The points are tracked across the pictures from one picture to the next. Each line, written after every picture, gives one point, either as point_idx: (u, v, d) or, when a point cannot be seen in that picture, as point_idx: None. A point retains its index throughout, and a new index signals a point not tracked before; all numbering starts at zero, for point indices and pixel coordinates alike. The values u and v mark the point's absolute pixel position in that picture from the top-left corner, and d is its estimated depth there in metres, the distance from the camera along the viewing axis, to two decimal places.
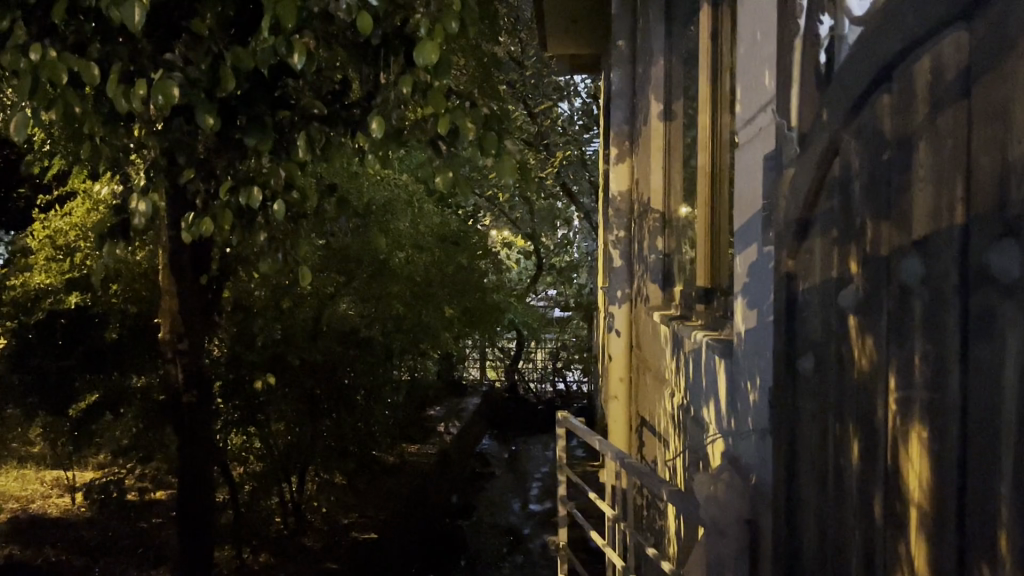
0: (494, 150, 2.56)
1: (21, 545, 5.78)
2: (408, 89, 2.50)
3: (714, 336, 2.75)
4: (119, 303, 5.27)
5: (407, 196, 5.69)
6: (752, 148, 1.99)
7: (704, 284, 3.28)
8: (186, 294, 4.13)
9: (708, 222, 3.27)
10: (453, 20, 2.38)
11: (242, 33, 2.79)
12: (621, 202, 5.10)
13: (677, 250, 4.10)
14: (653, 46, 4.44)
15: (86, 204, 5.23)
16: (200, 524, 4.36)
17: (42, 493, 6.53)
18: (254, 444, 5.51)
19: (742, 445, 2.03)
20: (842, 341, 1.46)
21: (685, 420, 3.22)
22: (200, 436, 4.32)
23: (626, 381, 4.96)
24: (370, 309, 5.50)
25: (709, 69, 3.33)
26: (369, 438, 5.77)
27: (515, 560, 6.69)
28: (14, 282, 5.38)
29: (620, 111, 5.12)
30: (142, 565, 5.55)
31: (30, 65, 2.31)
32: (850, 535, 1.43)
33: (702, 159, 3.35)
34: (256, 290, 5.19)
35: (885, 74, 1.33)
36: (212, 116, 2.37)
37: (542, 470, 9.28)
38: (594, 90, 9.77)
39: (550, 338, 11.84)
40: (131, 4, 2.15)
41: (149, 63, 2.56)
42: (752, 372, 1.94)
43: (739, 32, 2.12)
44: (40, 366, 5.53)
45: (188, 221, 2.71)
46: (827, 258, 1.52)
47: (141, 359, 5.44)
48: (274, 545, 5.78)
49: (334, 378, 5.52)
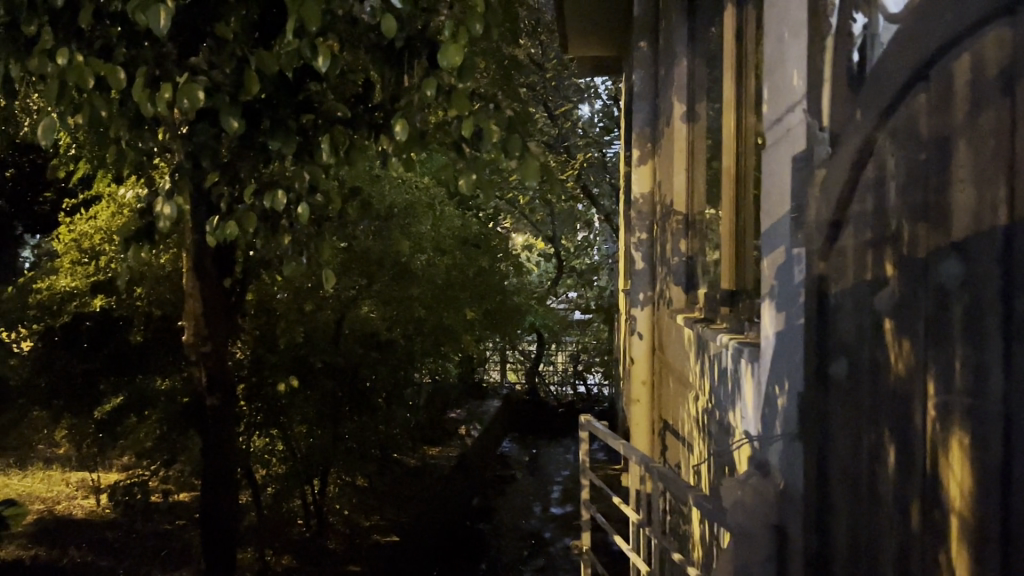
0: (518, 152, 2.54)
1: (48, 544, 5.79)
2: (432, 91, 2.49)
3: (741, 340, 2.73)
4: (144, 306, 5.34)
5: (429, 200, 5.66)
6: (780, 150, 1.97)
7: (729, 287, 3.27)
8: (210, 296, 4.13)
9: (733, 223, 3.24)
10: (477, 22, 2.37)
11: (267, 38, 2.79)
12: (643, 204, 5.05)
13: (701, 252, 4.09)
14: (676, 49, 4.42)
15: (111, 208, 5.23)
16: (226, 523, 4.39)
17: (66, 496, 6.59)
18: (278, 446, 5.46)
19: (771, 450, 2.00)
20: (876, 347, 1.44)
21: (711, 423, 3.18)
22: (224, 438, 4.33)
23: (649, 384, 4.92)
24: (392, 311, 5.55)
25: (733, 73, 3.33)
26: (392, 440, 5.77)
27: (537, 564, 6.66)
28: (40, 286, 5.44)
29: (642, 112, 5.06)
30: (167, 565, 5.45)
31: (57, 70, 2.32)
32: (885, 541, 1.40)
33: (727, 159, 3.32)
34: (279, 292, 5.20)
35: (920, 75, 1.30)
36: (236, 120, 2.37)
37: (563, 473, 9.26)
38: (614, 92, 9.78)
39: (570, 341, 11.64)
40: (155, 9, 2.15)
41: (174, 67, 2.57)
42: (782, 375, 1.91)
43: (767, 33, 2.11)
44: (65, 368, 5.60)
45: (213, 224, 2.71)
46: (860, 260, 1.50)
47: (165, 362, 5.47)
48: (296, 549, 5.79)
49: (355, 381, 5.50)
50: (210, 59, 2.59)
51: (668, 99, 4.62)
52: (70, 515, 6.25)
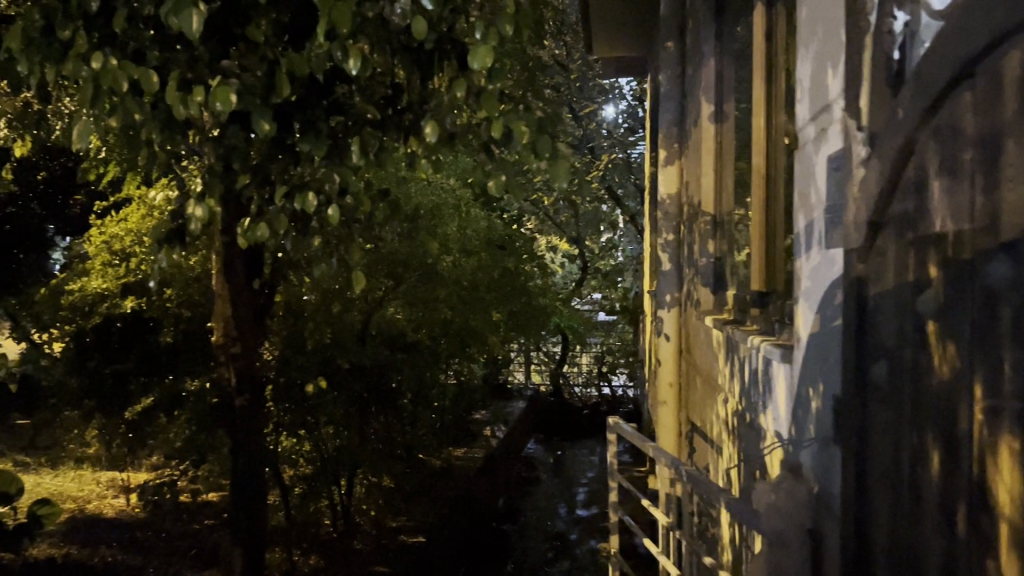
0: (548, 153, 2.53)
1: (79, 542, 5.83)
2: (462, 93, 2.49)
3: (772, 341, 2.71)
4: (173, 307, 5.36)
5: (455, 202, 5.65)
6: (815, 149, 1.96)
7: (758, 288, 3.24)
8: (238, 297, 4.16)
9: (762, 224, 3.21)
10: (508, 23, 2.36)
11: (297, 40, 2.80)
12: (670, 203, 4.98)
13: (730, 253, 4.07)
14: (703, 49, 4.40)
15: (140, 210, 5.37)
16: (255, 524, 4.42)
17: (97, 494, 6.64)
18: (304, 446, 5.54)
19: (805, 454, 1.98)
20: (918, 349, 1.42)
21: (741, 426, 3.16)
22: (253, 438, 4.35)
23: (676, 386, 4.89)
24: (417, 313, 5.53)
25: (762, 70, 3.30)
26: (417, 440, 5.82)
27: (562, 566, 6.67)
28: (72, 287, 5.50)
29: (669, 111, 5.01)
30: (195, 565, 5.47)
31: (92, 74, 2.34)
32: (930, 547, 1.38)
33: (757, 159, 3.28)
34: (307, 294, 5.28)
35: (966, 72, 1.28)
36: (267, 123, 2.38)
37: (588, 474, 9.26)
38: (638, 92, 9.80)
39: (595, 343, 11.62)
40: (187, 13, 2.17)
41: (206, 69, 2.58)
42: (817, 378, 1.89)
43: (801, 31, 2.09)
44: (97, 371, 5.64)
45: (244, 225, 2.72)
46: (901, 261, 1.48)
47: (195, 363, 5.48)
48: (323, 548, 5.81)
49: (381, 382, 5.48)
50: (242, 63, 2.61)
51: (696, 99, 4.58)
52: (99, 515, 6.29)
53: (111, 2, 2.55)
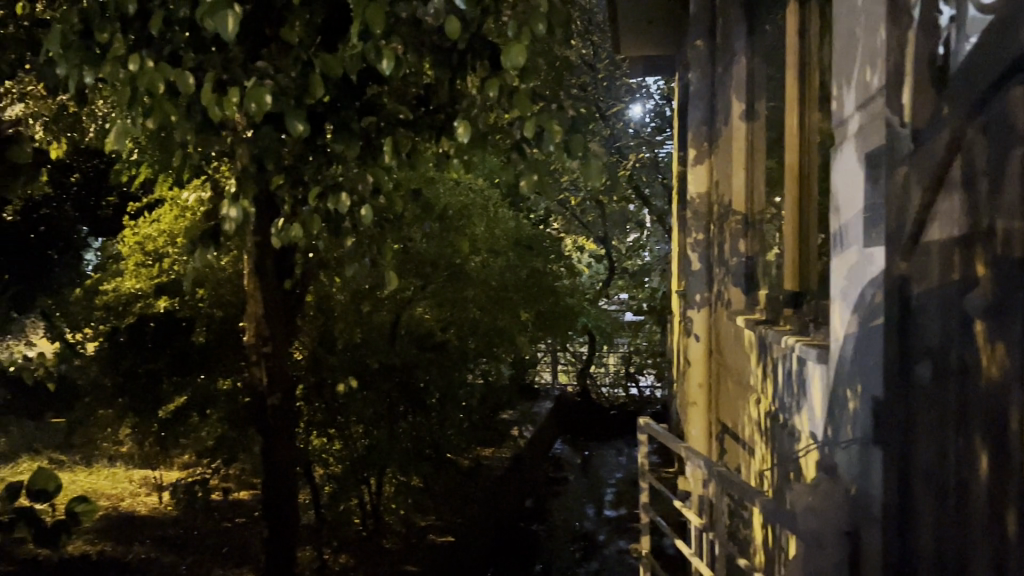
0: (581, 152, 2.54)
1: (113, 540, 5.89)
2: (494, 93, 2.50)
3: (805, 341, 2.68)
4: (205, 306, 5.42)
5: (484, 202, 5.64)
6: (852, 147, 1.96)
7: (793, 288, 3.22)
8: (270, 297, 4.18)
9: (797, 222, 3.16)
10: (541, 22, 2.36)
11: (330, 41, 2.82)
12: (699, 204, 4.89)
13: (762, 252, 4.03)
14: (734, 47, 4.38)
15: (173, 210, 5.44)
16: (287, 522, 4.44)
17: (129, 493, 6.72)
18: (335, 445, 5.49)
19: (840, 455, 1.98)
20: (965, 346, 1.48)
21: (774, 427, 3.13)
22: (284, 437, 4.37)
23: (706, 387, 4.84)
24: (446, 313, 5.62)
25: (795, 68, 3.27)
26: (444, 441, 5.74)
27: (591, 567, 6.65)
28: (107, 287, 5.61)
29: (698, 111, 4.93)
30: (227, 564, 5.51)
31: (129, 75, 2.36)
32: (976, 546, 1.45)
33: (790, 157, 3.25)
34: (337, 293, 5.30)
35: (1016, 69, 1.35)
36: (300, 123, 2.39)
37: (617, 475, 9.22)
38: (666, 91, 9.84)
39: (623, 344, 11.52)
40: (223, 14, 2.19)
41: (240, 70, 2.59)
42: (854, 379, 1.88)
43: (837, 28, 2.09)
44: (132, 369, 5.71)
45: (278, 226, 2.74)
46: (945, 261, 1.53)
47: (228, 363, 5.54)
48: (353, 548, 5.83)
49: (410, 382, 5.49)
50: (275, 63, 2.62)
51: (726, 98, 4.54)
52: (132, 512, 6.35)
53: (148, 5, 2.58)
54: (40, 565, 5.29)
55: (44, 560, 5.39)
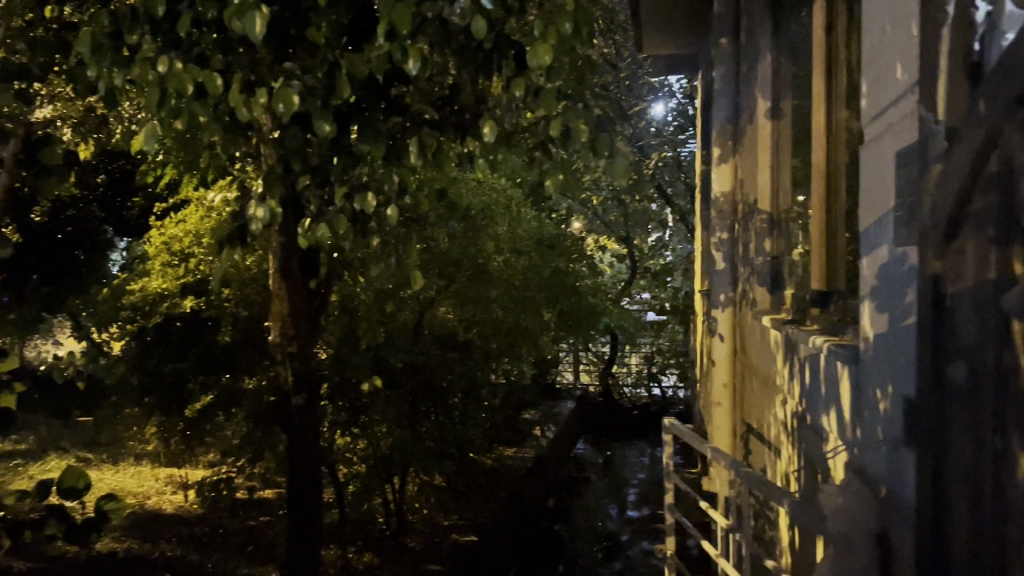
0: (607, 151, 2.54)
1: (140, 538, 5.94)
2: (520, 92, 2.50)
3: (834, 340, 2.65)
4: (231, 306, 5.44)
5: (506, 201, 5.65)
6: (882, 145, 1.95)
7: (819, 287, 3.19)
8: (295, 296, 4.21)
9: (824, 221, 3.14)
10: (567, 21, 2.36)
11: (357, 41, 2.83)
12: (723, 202, 4.85)
13: (788, 251, 4.01)
14: (759, 46, 4.36)
15: (199, 211, 5.47)
16: (313, 520, 4.47)
17: (155, 491, 6.78)
18: (359, 444, 5.52)
19: (869, 455, 1.97)
20: (1002, 346, 1.47)
21: (801, 427, 3.11)
22: (310, 435, 4.40)
23: (730, 387, 4.81)
24: (468, 313, 5.48)
25: (823, 67, 3.24)
26: (467, 441, 5.77)
27: (614, 567, 6.64)
28: (134, 287, 5.67)
29: (723, 109, 4.88)
30: (252, 562, 5.55)
31: (158, 77, 2.38)
32: (1014, 550, 1.43)
33: (817, 155, 3.23)
34: (360, 293, 5.29)
35: None
36: (328, 124, 2.40)
37: (639, 475, 9.20)
38: (688, 90, 9.84)
39: (645, 343, 11.60)
40: (251, 16, 2.20)
41: (267, 71, 2.60)
42: (884, 378, 1.88)
43: (866, 23, 2.07)
44: (158, 368, 5.77)
45: (305, 226, 2.75)
46: (982, 260, 1.52)
47: (251, 361, 5.53)
48: (377, 546, 5.85)
49: (431, 382, 5.53)
50: (302, 63, 2.64)
51: (751, 96, 4.51)
52: (159, 510, 6.42)
53: (176, 7, 2.60)
54: (68, 562, 5.35)
55: (71, 557, 5.44)
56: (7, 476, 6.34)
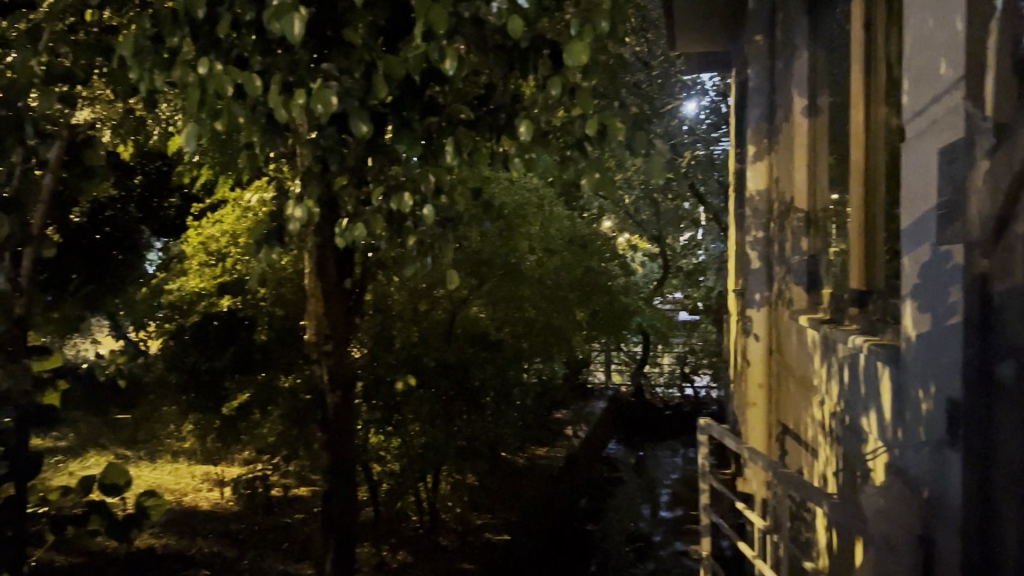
0: (644, 149, 2.53)
1: (177, 534, 6.02)
2: (557, 91, 2.50)
3: (873, 340, 2.62)
4: (267, 306, 5.53)
5: (538, 201, 5.67)
6: (924, 143, 1.94)
7: (858, 286, 3.16)
8: (331, 296, 4.25)
9: (862, 220, 3.11)
10: (604, 19, 2.35)
11: (393, 41, 2.85)
12: (759, 200, 4.78)
13: (825, 250, 3.98)
14: (795, 42, 4.31)
15: (236, 211, 5.55)
16: (347, 517, 4.49)
17: (193, 488, 6.87)
18: (392, 442, 5.52)
19: (912, 457, 1.94)
20: None
21: (839, 429, 3.07)
22: (345, 433, 4.43)
23: (766, 387, 4.74)
24: (501, 312, 5.62)
25: (861, 64, 3.21)
26: (500, 441, 5.61)
27: (648, 568, 6.62)
28: (173, 287, 5.75)
29: (758, 108, 4.83)
30: (288, 560, 5.61)
31: (199, 79, 2.42)
32: None
33: (856, 153, 3.20)
34: (397, 293, 5.48)
35: None
36: (364, 124, 2.41)
37: (672, 476, 9.15)
38: (721, 88, 9.77)
39: (678, 343, 11.53)
40: (290, 17, 2.21)
41: (306, 72, 2.63)
42: (927, 378, 1.86)
43: (907, 20, 2.05)
44: (194, 366, 5.84)
45: (341, 226, 2.77)
46: None
47: (288, 359, 5.59)
48: (411, 544, 5.87)
49: (465, 380, 5.47)
50: (340, 64, 2.68)
51: (786, 94, 4.47)
52: (196, 507, 6.51)
53: (217, 10, 2.65)
54: (109, 557, 5.44)
55: (112, 553, 5.52)
56: (49, 473, 6.45)
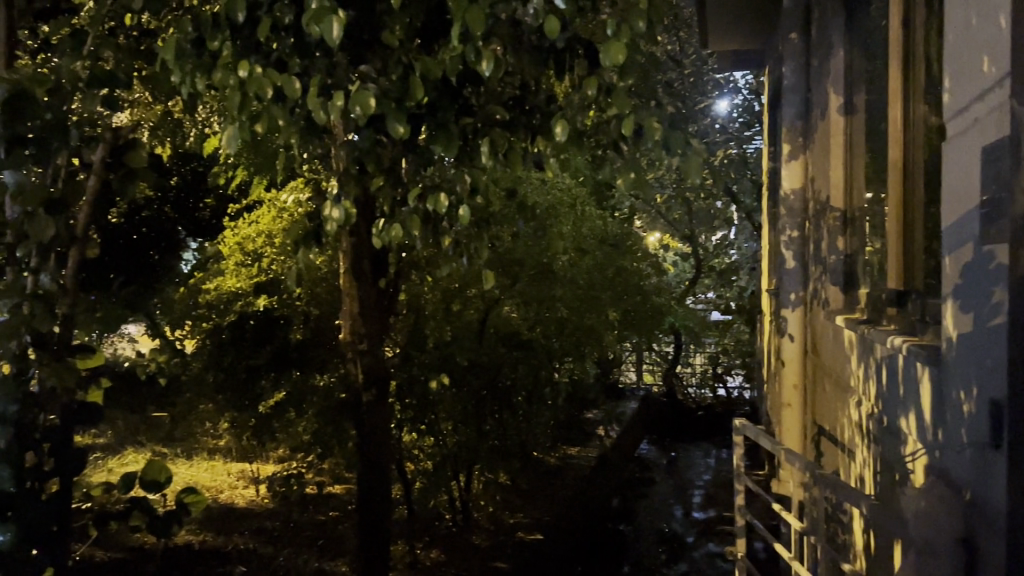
0: (679, 149, 2.53)
1: (214, 531, 6.11)
2: (593, 91, 2.51)
3: (913, 341, 2.59)
4: (302, 305, 5.61)
5: (572, 200, 5.64)
6: (966, 142, 1.91)
7: (896, 285, 3.13)
8: (366, 295, 4.29)
9: (901, 219, 3.09)
10: (640, 19, 2.35)
11: (429, 43, 2.89)
12: (794, 199, 4.75)
13: (861, 249, 3.95)
14: (830, 40, 4.28)
15: (273, 212, 5.63)
16: (381, 515, 4.52)
17: (228, 485, 6.97)
18: (426, 441, 5.61)
19: (953, 459, 1.93)
20: None
21: (877, 430, 3.03)
22: (379, 431, 4.47)
23: (800, 388, 4.71)
24: (533, 313, 5.52)
25: (900, 61, 3.17)
26: (529, 442, 5.75)
27: (680, 568, 6.59)
28: (209, 286, 5.82)
29: (793, 105, 4.79)
30: (323, 556, 5.66)
31: (240, 81, 2.45)
32: None
33: (895, 152, 3.17)
34: (429, 292, 5.44)
35: None
36: (401, 125, 2.43)
37: (705, 477, 9.10)
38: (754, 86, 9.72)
39: (710, 343, 11.47)
40: (329, 20, 2.23)
41: (345, 74, 2.66)
42: (968, 379, 1.84)
43: (948, 17, 2.03)
44: (230, 364, 5.89)
45: (378, 227, 2.80)
46: None
47: (322, 360, 5.69)
48: (445, 542, 5.94)
49: (496, 379, 5.56)
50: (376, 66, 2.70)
51: (821, 91, 4.43)
52: (231, 504, 6.60)
53: (256, 14, 2.69)
54: (147, 553, 5.53)
55: (150, 549, 5.62)
56: (89, 469, 6.57)
